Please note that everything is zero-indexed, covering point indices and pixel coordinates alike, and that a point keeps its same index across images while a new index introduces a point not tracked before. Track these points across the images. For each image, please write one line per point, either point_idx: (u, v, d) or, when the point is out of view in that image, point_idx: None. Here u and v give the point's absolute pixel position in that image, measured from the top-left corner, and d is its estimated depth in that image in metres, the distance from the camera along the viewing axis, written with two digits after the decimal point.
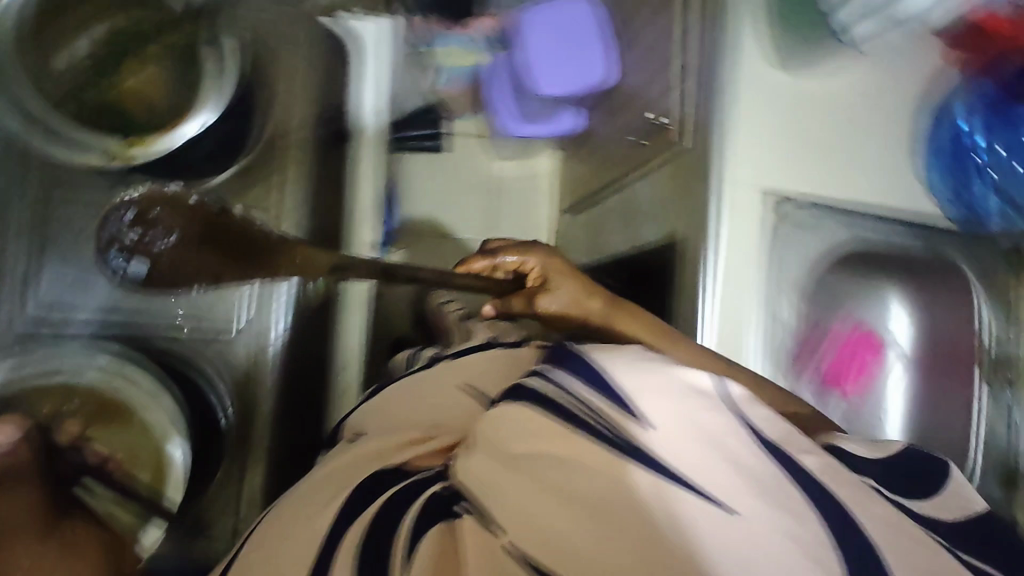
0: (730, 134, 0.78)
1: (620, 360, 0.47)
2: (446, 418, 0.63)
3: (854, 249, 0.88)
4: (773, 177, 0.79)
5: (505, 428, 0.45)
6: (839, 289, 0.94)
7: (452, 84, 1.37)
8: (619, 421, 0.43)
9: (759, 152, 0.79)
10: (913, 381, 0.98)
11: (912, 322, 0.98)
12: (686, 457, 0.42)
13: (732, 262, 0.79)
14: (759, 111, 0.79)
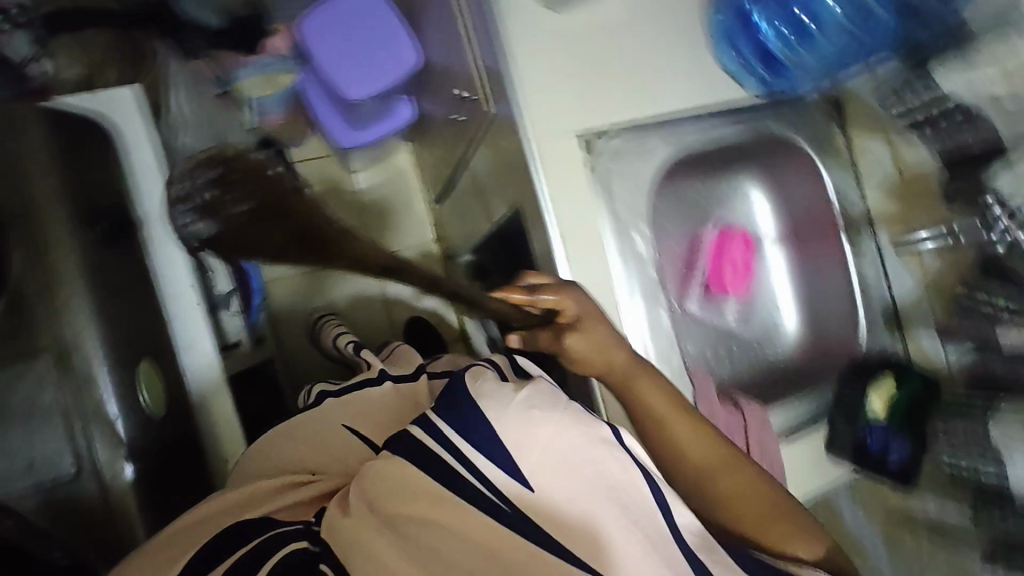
0: (518, 81, 0.73)
1: (514, 419, 0.43)
2: (320, 458, 0.57)
3: (682, 156, 0.88)
4: (578, 118, 0.76)
5: (385, 487, 0.42)
6: (695, 193, 0.94)
7: (272, 118, 1.13)
8: (499, 482, 0.42)
9: (553, 97, 0.75)
10: (792, 262, 0.98)
11: (774, 205, 0.98)
12: (561, 525, 0.41)
13: (570, 215, 0.75)
14: (540, 48, 0.74)
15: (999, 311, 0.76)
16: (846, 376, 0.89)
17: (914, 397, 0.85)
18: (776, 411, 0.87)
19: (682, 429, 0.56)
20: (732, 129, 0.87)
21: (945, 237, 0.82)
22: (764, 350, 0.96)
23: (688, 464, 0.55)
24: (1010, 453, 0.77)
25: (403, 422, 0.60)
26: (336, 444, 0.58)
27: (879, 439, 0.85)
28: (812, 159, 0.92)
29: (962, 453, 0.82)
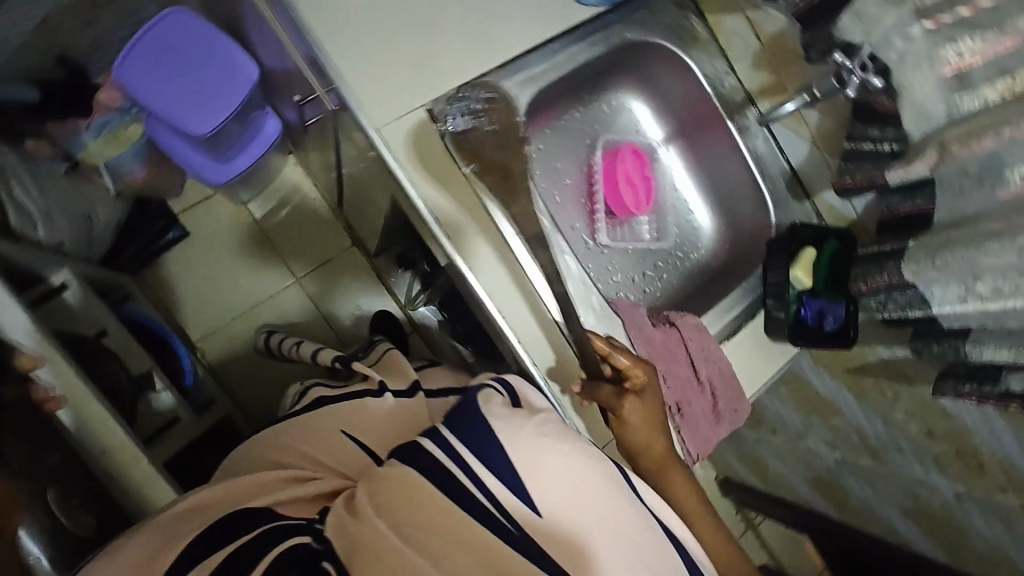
0: (337, 66, 0.69)
1: (528, 443, 0.56)
2: (326, 460, 0.64)
3: (541, 93, 0.83)
4: (417, 94, 0.72)
5: (390, 494, 0.51)
6: (570, 123, 0.93)
7: (134, 176, 0.98)
8: (500, 497, 0.53)
9: (384, 82, 0.71)
10: (689, 161, 0.97)
11: (655, 108, 0.95)
12: (556, 540, 0.53)
13: (445, 193, 0.72)
14: (349, 26, 0.70)
15: (885, 152, 0.73)
16: (770, 258, 0.87)
17: (835, 257, 0.86)
18: (710, 311, 0.86)
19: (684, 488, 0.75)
20: (584, 50, 0.82)
21: (802, 98, 0.75)
22: (687, 257, 0.96)
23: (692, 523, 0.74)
24: (930, 293, 0.71)
25: (399, 440, 0.66)
26: (339, 451, 0.66)
27: (815, 308, 0.85)
28: (676, 55, 0.87)
29: (892, 306, 0.77)
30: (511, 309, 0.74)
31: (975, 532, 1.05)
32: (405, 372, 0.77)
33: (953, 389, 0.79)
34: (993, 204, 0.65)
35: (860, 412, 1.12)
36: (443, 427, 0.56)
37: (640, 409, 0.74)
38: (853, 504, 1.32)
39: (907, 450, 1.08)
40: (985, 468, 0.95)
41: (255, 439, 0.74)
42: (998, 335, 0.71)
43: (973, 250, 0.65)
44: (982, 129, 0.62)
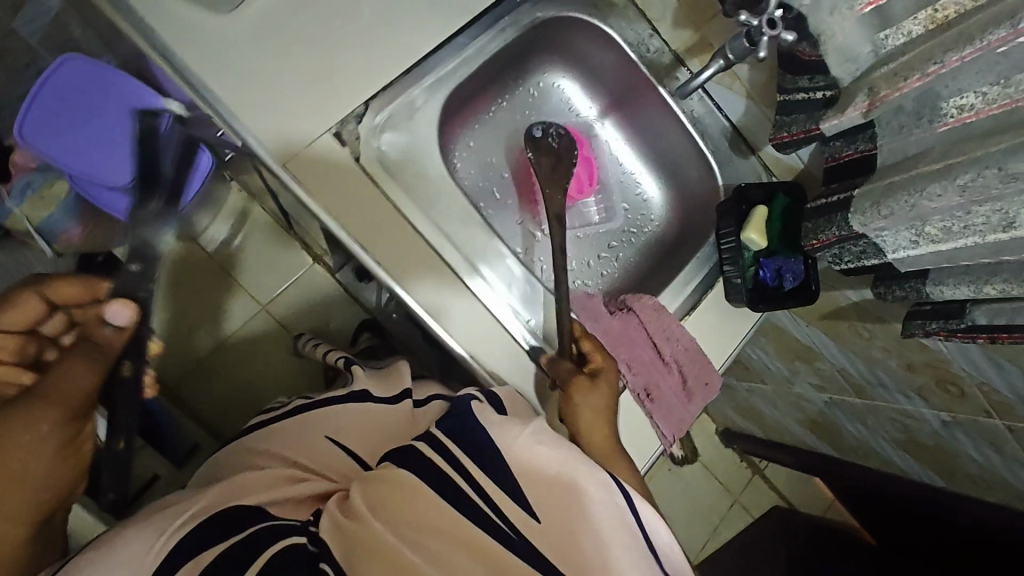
0: (228, 99, 0.65)
1: (521, 446, 0.59)
2: (318, 461, 0.66)
3: (456, 92, 0.79)
4: (320, 119, 0.68)
5: (390, 499, 0.55)
6: (498, 115, 0.89)
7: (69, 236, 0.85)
8: (494, 495, 0.56)
9: (280, 111, 0.66)
10: (628, 134, 0.93)
11: (584, 84, 0.91)
12: (552, 538, 0.54)
13: (368, 217, 0.69)
14: (235, 57, 0.66)
15: (819, 100, 0.69)
16: (720, 222, 0.84)
17: (787, 212, 0.82)
18: (665, 288, 0.84)
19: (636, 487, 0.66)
20: (494, 37, 0.77)
21: (717, 64, 0.72)
22: (642, 232, 0.94)
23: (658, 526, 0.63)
24: (882, 240, 0.69)
25: (392, 446, 0.68)
26: (331, 454, 0.67)
27: (773, 268, 0.81)
28: (594, 24, 0.82)
29: (847, 258, 0.74)
30: (459, 327, 0.71)
31: (966, 454, 1.04)
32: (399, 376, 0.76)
33: (920, 329, 0.76)
34: (933, 140, 0.62)
35: (840, 353, 1.10)
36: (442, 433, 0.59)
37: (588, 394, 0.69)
38: (848, 439, 1.32)
39: (891, 384, 1.06)
40: (965, 397, 0.93)
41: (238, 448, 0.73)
42: (955, 273, 0.68)
43: (916, 193, 0.61)
44: (908, 69, 0.57)
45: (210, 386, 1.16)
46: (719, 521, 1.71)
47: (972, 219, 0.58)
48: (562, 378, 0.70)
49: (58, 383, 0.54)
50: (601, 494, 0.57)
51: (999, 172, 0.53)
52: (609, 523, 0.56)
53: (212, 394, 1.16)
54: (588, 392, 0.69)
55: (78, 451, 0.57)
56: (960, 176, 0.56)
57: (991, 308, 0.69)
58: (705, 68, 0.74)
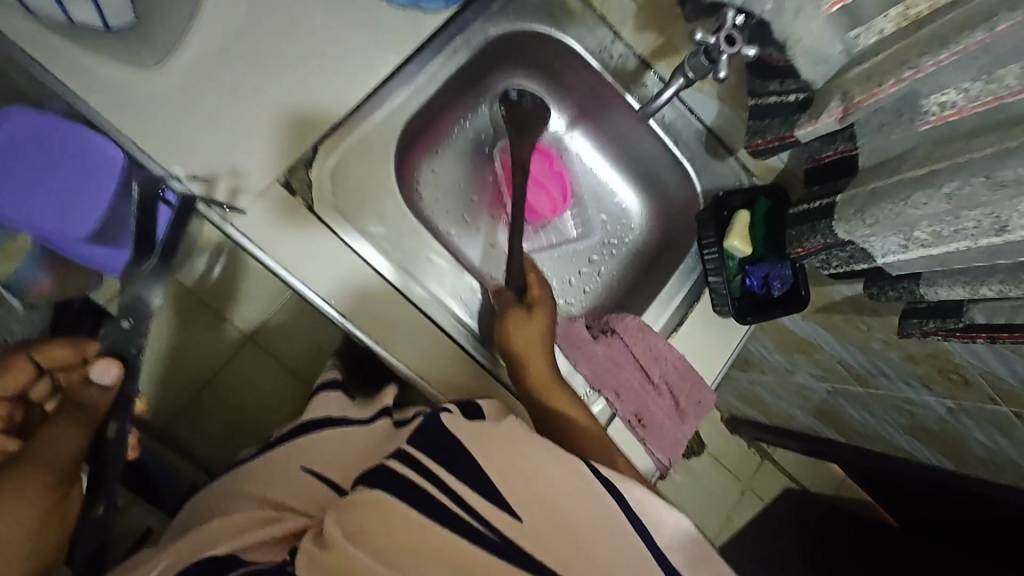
0: (173, 162, 0.64)
1: (496, 446, 0.56)
2: (290, 496, 0.65)
3: (413, 122, 0.75)
4: (268, 170, 0.65)
5: (361, 519, 0.51)
6: (461, 136, 0.85)
7: (41, 287, 0.93)
8: (477, 507, 0.52)
9: (228, 168, 0.64)
10: (599, 143, 0.90)
11: (550, 96, 0.87)
12: (540, 538, 0.51)
13: (329, 269, 0.67)
14: (176, 118, 0.63)
15: (792, 104, 0.65)
16: (702, 233, 0.80)
17: (770, 215, 0.78)
18: (651, 304, 0.81)
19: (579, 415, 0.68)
20: (446, 62, 0.74)
21: (679, 82, 0.70)
22: (622, 243, 0.91)
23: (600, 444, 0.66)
24: (870, 244, 0.64)
25: (365, 466, 0.66)
26: (304, 486, 0.66)
27: (760, 276, 0.78)
28: (552, 36, 0.78)
29: (836, 262, 0.70)
30: (432, 369, 0.70)
31: (974, 440, 1.00)
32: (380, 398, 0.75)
33: (918, 329, 0.73)
34: (917, 139, 0.58)
35: (837, 344, 1.06)
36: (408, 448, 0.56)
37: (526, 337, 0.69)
38: (856, 428, 1.27)
39: (892, 374, 1.01)
40: (969, 385, 0.88)
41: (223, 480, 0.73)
42: (948, 273, 0.64)
43: (900, 202, 0.57)
44: (882, 73, 0.53)
45: (205, 420, 1.10)
46: (734, 506, 1.60)
47: (962, 224, 0.54)
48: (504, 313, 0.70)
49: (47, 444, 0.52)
50: (588, 491, 0.54)
51: (988, 180, 0.49)
52: (603, 527, 0.53)
53: (203, 431, 1.11)
54: (524, 324, 0.69)
55: (66, 516, 0.52)
56: (946, 185, 0.53)
57: (990, 306, 0.65)
58: (665, 87, 0.72)
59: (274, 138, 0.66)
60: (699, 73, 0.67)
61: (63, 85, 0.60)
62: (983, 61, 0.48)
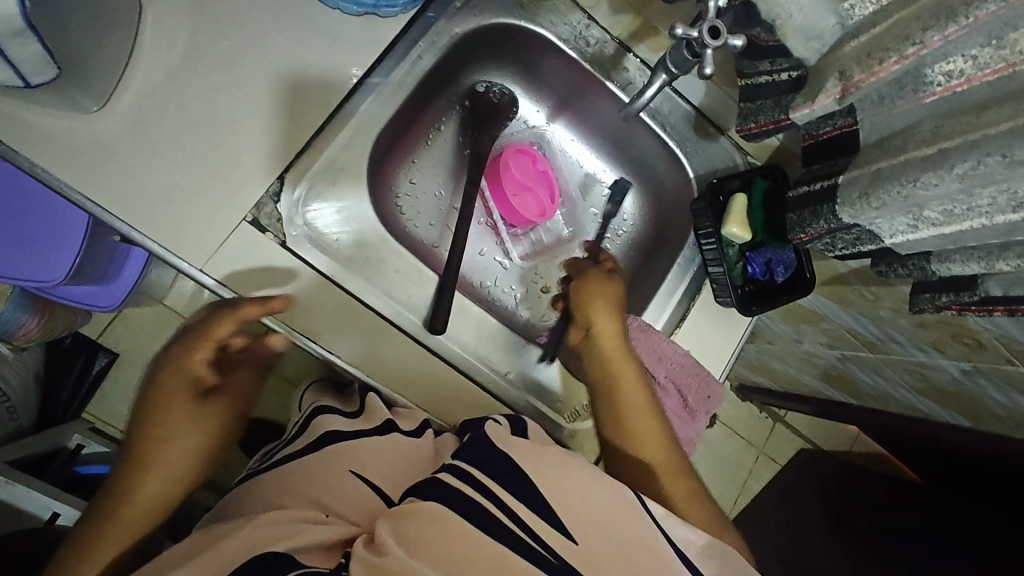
0: (121, 211, 0.59)
1: (552, 462, 0.53)
2: (336, 496, 0.55)
3: (382, 138, 0.70)
4: (231, 207, 0.61)
5: (424, 530, 0.46)
6: (437, 143, 0.81)
7: (27, 328, 0.97)
8: (532, 521, 0.49)
9: (187, 209, 0.60)
10: (580, 133, 0.86)
11: (527, 90, 0.83)
12: (594, 557, 0.49)
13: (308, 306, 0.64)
14: (128, 164, 0.59)
15: (785, 82, 0.62)
16: (698, 222, 0.77)
17: (767, 199, 0.74)
18: (652, 301, 0.79)
19: (640, 411, 0.68)
20: (413, 66, 0.69)
21: (661, 78, 0.66)
22: (617, 236, 0.87)
23: (640, 446, 0.67)
24: (876, 226, 0.60)
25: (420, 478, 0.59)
26: (347, 491, 0.56)
27: (762, 262, 0.74)
28: (521, 27, 0.73)
29: (841, 245, 0.66)
30: (428, 396, 0.68)
31: (991, 398, 0.91)
32: (409, 413, 0.66)
33: (931, 304, 0.67)
34: (922, 113, 0.54)
35: (846, 315, 0.99)
36: (462, 466, 0.52)
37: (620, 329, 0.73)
38: (866, 387, 1.17)
39: (904, 340, 0.93)
40: (985, 347, 0.79)
41: (235, 494, 0.60)
42: (962, 249, 0.61)
43: (908, 183, 0.52)
44: (882, 50, 0.50)
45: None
46: (747, 475, 1.59)
47: (975, 202, 0.49)
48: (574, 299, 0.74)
49: (234, 391, 0.68)
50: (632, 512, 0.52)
51: (1004, 159, 0.45)
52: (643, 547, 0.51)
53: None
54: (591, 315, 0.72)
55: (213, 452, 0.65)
56: (957, 165, 0.48)
57: (1007, 278, 0.60)
58: (648, 83, 0.68)
59: (237, 172, 0.62)
60: (683, 69, 0.63)
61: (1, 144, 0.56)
62: (992, 24, 0.42)
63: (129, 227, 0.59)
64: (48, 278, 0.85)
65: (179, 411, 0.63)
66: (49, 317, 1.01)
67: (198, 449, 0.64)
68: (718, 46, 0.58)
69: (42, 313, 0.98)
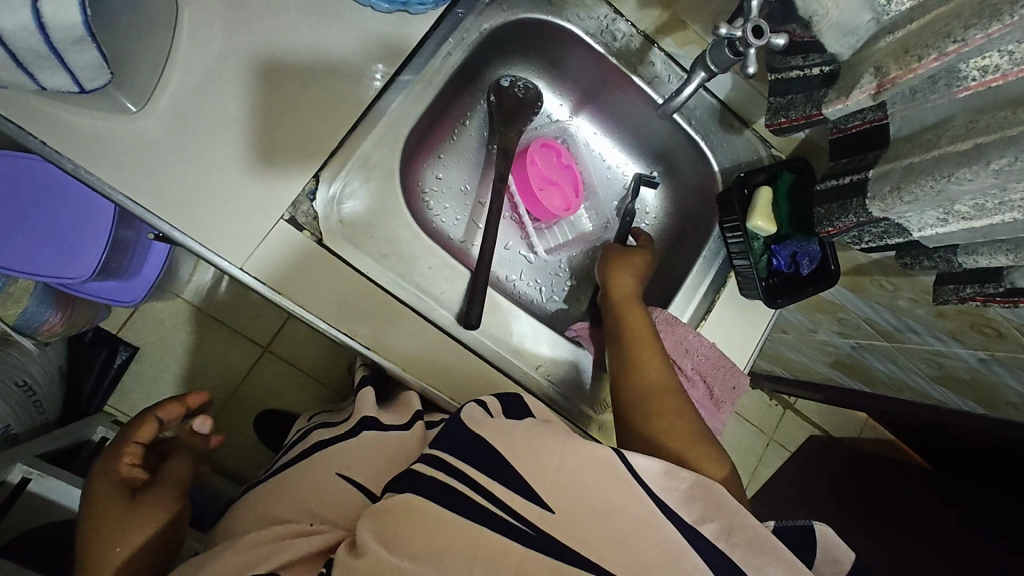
0: (161, 211, 0.60)
1: (541, 444, 0.53)
2: (323, 503, 0.60)
3: (412, 136, 0.71)
4: (270, 204, 0.62)
5: (397, 524, 0.48)
6: (462, 137, 0.82)
7: (51, 324, 0.98)
8: (534, 513, 0.50)
9: (226, 210, 0.61)
10: (601, 127, 0.86)
11: (551, 84, 0.83)
12: (598, 539, 0.49)
13: (342, 302, 0.64)
14: (170, 164, 0.60)
15: (817, 77, 0.63)
16: (723, 216, 0.77)
17: (792, 191, 0.75)
18: (677, 295, 0.80)
19: (651, 353, 0.69)
20: (442, 62, 0.70)
21: (700, 77, 0.67)
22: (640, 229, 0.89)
23: (640, 369, 0.68)
24: (905, 219, 0.60)
25: (406, 461, 0.64)
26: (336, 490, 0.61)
27: (787, 255, 0.75)
28: (548, 22, 0.73)
29: (868, 238, 0.67)
30: (460, 390, 0.69)
31: (1006, 386, 0.92)
32: (406, 403, 0.70)
33: (954, 296, 0.68)
34: (955, 108, 0.54)
35: (862, 305, 0.99)
36: (459, 460, 0.52)
37: (636, 286, 0.76)
38: (879, 375, 1.18)
39: (921, 329, 0.94)
40: (1004, 337, 0.80)
41: (242, 503, 0.67)
42: (989, 242, 0.61)
43: (942, 178, 0.53)
44: (920, 47, 0.50)
45: (241, 428, 1.19)
46: (757, 461, 1.61)
47: (1007, 197, 0.50)
48: (606, 255, 0.79)
49: (170, 478, 0.72)
50: (636, 495, 0.51)
51: None
52: (661, 532, 0.50)
53: (238, 443, 1.18)
54: (615, 274, 0.76)
55: (171, 529, 0.69)
56: (994, 161, 0.48)
57: None
58: (685, 82, 0.68)
59: (272, 171, 0.62)
60: (722, 67, 0.64)
61: (50, 146, 0.57)
62: None
63: (172, 230, 0.60)
64: (83, 274, 0.87)
65: (115, 508, 0.67)
66: (76, 313, 1.02)
67: (143, 537, 0.66)
68: (759, 45, 0.58)
69: (66, 309, 1.00)
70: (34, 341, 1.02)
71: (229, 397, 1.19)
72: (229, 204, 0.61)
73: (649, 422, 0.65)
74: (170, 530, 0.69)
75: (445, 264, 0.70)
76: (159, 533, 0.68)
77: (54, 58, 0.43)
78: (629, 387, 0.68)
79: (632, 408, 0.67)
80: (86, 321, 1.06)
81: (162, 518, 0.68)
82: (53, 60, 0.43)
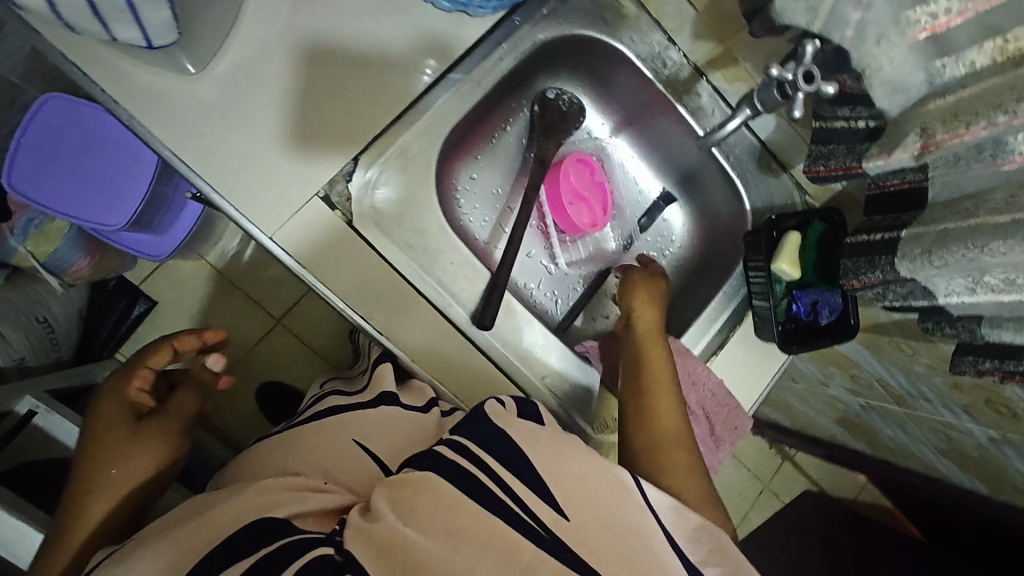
0: (203, 172, 0.61)
1: (549, 447, 0.53)
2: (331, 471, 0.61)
3: (454, 134, 0.72)
4: (306, 180, 0.64)
5: (419, 499, 0.48)
6: (501, 143, 0.83)
7: (78, 267, 1.01)
8: (542, 514, 0.49)
9: (262, 180, 0.63)
10: (638, 150, 0.87)
11: (596, 102, 0.84)
12: (600, 550, 0.48)
13: (361, 285, 0.65)
14: (217, 128, 0.62)
15: (861, 130, 0.63)
16: (748, 253, 0.77)
17: (822, 240, 0.75)
18: (694, 323, 0.79)
19: (665, 390, 0.69)
20: (494, 66, 0.71)
21: (744, 113, 0.67)
22: (664, 256, 0.89)
23: (645, 403, 0.68)
24: (931, 284, 0.60)
25: (414, 446, 0.64)
26: (344, 460, 0.62)
27: (807, 301, 0.75)
28: (602, 41, 0.74)
29: (892, 297, 0.66)
30: (464, 387, 0.70)
31: (1015, 469, 0.90)
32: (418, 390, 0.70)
33: (972, 367, 0.67)
34: (997, 179, 0.53)
35: (876, 365, 0.98)
36: (461, 449, 0.52)
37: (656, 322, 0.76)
38: (885, 439, 1.16)
39: (933, 398, 0.92)
40: (1018, 418, 0.79)
41: (245, 456, 0.69)
42: (1016, 318, 0.60)
43: (975, 248, 0.52)
44: (970, 113, 0.50)
45: (242, 394, 1.20)
46: (748, 507, 1.58)
47: None
48: (630, 279, 0.79)
49: (176, 408, 0.74)
50: (637, 513, 0.51)
51: None
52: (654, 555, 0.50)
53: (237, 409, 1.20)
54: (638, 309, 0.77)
55: (166, 462, 0.72)
56: None
57: None
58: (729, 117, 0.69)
59: (314, 149, 0.64)
60: (768, 107, 0.64)
61: (108, 95, 0.59)
62: None
63: (211, 192, 0.62)
64: (116, 224, 0.90)
65: (120, 431, 0.70)
66: (102, 259, 1.04)
67: (141, 462, 0.70)
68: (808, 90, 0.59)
69: (92, 254, 1.02)
70: (60, 282, 1.05)
71: (235, 363, 1.21)
72: (268, 173, 0.63)
73: (654, 456, 0.64)
74: (161, 473, 0.71)
75: (467, 262, 0.71)
76: (154, 469, 0.70)
77: (130, 11, 0.45)
78: (638, 421, 0.68)
79: (641, 435, 0.66)
80: (112, 269, 1.09)
81: (156, 456, 0.71)
82: (127, 13, 0.45)
